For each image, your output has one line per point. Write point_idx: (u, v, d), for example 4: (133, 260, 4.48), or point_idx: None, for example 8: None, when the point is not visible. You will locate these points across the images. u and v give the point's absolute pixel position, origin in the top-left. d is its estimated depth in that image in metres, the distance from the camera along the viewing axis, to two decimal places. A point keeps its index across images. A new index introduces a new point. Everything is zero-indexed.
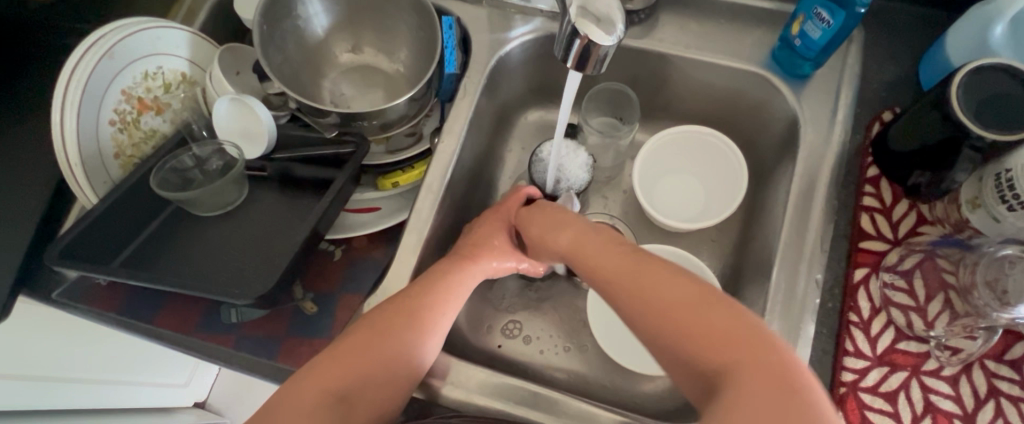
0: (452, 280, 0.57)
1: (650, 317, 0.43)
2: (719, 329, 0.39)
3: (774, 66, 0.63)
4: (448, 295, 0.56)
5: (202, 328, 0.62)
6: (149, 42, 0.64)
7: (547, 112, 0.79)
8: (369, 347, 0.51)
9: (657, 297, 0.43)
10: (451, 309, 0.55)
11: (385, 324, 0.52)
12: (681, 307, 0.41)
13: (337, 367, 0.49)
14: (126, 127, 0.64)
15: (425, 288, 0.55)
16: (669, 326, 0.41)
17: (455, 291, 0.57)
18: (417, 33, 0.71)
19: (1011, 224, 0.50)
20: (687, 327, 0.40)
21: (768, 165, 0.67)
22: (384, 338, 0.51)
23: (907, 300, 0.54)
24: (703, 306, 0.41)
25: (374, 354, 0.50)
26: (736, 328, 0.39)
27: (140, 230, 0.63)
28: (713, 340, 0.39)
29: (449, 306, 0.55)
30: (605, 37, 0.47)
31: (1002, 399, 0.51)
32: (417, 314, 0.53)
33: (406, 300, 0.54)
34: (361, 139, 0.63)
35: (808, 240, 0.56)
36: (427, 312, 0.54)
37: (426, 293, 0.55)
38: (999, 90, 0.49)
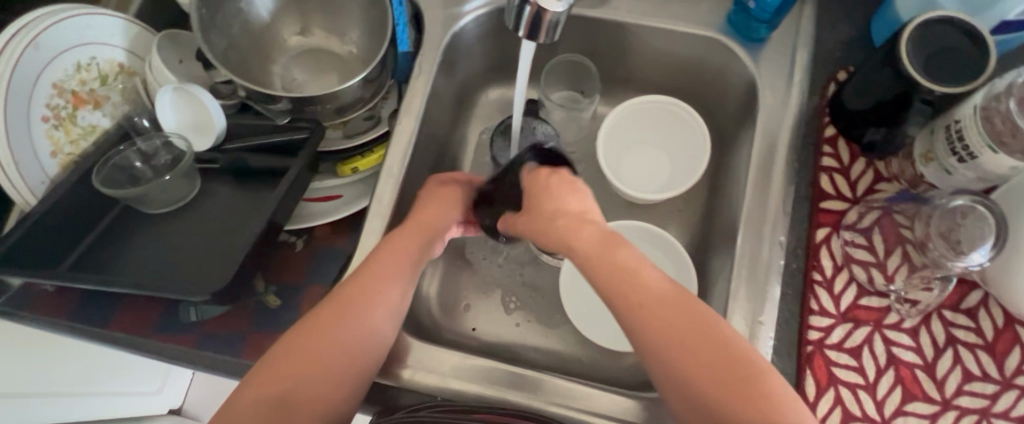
0: (399, 256, 0.54)
1: (662, 344, 0.42)
2: (689, 335, 0.42)
3: (730, 31, 0.63)
4: (395, 271, 0.53)
5: (160, 330, 0.61)
6: (79, 31, 0.60)
7: (507, 90, 0.77)
8: (313, 340, 0.48)
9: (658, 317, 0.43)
10: (391, 283, 0.52)
11: (330, 312, 0.49)
12: (665, 321, 0.42)
13: (284, 364, 0.46)
14: (62, 123, 0.60)
15: (376, 272, 0.52)
16: (655, 339, 0.42)
17: (400, 268, 0.53)
18: (366, 11, 0.68)
19: (962, 175, 0.51)
20: (683, 341, 0.41)
21: (730, 131, 0.68)
22: (345, 322, 0.49)
23: (868, 256, 0.56)
24: (695, 322, 0.42)
25: (332, 340, 0.48)
26: (705, 327, 0.42)
27: (87, 231, 0.60)
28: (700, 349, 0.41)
29: (398, 285, 0.53)
30: (553, 2, 0.45)
31: (959, 347, 0.53)
32: (362, 299, 0.50)
33: (350, 287, 0.51)
34: (315, 124, 0.61)
35: (771, 202, 0.57)
36: (371, 296, 0.51)
37: (376, 278, 0.52)
38: (946, 43, 0.50)
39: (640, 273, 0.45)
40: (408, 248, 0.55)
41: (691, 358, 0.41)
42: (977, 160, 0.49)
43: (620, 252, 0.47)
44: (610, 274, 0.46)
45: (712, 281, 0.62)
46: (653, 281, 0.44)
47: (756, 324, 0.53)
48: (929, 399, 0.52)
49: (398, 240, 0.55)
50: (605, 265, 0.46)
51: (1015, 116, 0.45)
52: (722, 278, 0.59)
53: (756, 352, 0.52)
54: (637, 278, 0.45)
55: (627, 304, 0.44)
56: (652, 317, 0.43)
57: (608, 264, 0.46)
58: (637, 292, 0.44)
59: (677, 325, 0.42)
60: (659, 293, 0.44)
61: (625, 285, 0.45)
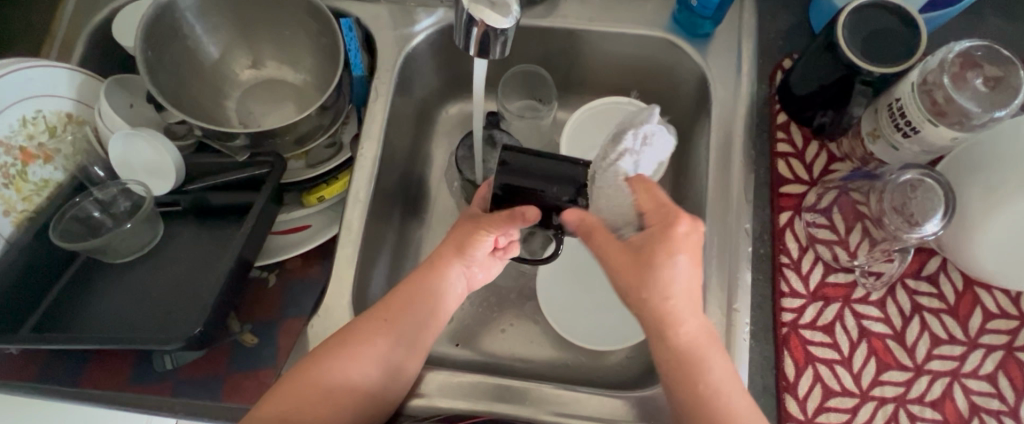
0: (426, 295, 0.54)
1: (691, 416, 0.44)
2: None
3: (676, 28, 0.65)
4: (416, 304, 0.53)
5: (135, 380, 0.60)
6: (20, 85, 0.58)
7: (465, 104, 0.77)
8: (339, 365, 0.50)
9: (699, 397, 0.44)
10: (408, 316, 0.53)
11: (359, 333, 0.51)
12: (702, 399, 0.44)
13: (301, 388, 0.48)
14: (12, 181, 0.59)
15: (394, 306, 0.53)
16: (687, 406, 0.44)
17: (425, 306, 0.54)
18: (317, 40, 0.68)
19: (908, 150, 0.54)
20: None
21: (687, 124, 0.69)
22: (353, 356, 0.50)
23: (830, 235, 0.58)
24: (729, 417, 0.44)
25: (344, 374, 0.49)
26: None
27: (49, 288, 0.59)
28: None
29: (422, 317, 0.53)
30: (500, 19, 0.46)
31: (925, 314, 0.55)
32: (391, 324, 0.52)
33: (387, 306, 0.53)
34: (276, 158, 0.60)
35: (733, 191, 0.59)
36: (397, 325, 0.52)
37: (394, 316, 0.52)
38: (880, 27, 0.52)
39: (722, 398, 0.44)
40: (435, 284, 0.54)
41: None
42: (920, 134, 0.51)
43: (705, 364, 0.44)
44: (680, 375, 0.45)
45: None
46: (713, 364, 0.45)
47: (733, 312, 0.54)
48: (902, 367, 0.53)
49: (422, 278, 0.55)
50: (682, 378, 0.44)
51: (950, 91, 0.48)
52: None
53: (735, 339, 0.53)
54: (712, 398, 0.44)
55: (673, 377, 0.45)
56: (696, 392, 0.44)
57: (685, 377, 0.44)
58: (695, 371, 0.44)
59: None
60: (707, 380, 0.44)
61: (683, 365, 0.44)
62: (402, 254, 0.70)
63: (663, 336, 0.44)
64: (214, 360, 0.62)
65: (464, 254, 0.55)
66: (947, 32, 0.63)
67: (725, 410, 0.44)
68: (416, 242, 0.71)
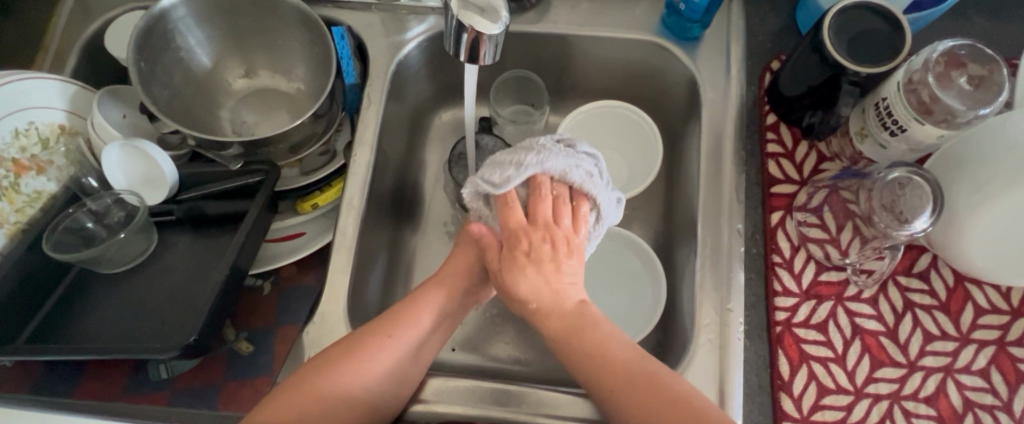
0: (430, 310, 0.54)
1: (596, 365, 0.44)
2: (614, 365, 0.44)
3: (665, 32, 0.65)
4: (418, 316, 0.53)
5: (131, 391, 0.60)
6: (12, 97, 0.58)
7: (458, 110, 0.78)
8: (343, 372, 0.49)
9: (591, 348, 0.44)
10: (407, 323, 0.52)
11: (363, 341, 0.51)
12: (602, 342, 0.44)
13: (305, 395, 0.48)
14: (5, 193, 0.59)
15: (397, 319, 0.52)
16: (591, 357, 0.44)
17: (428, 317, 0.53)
18: (309, 48, 0.68)
19: (896, 148, 0.54)
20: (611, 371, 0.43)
21: (678, 127, 0.70)
22: (357, 363, 0.50)
23: (821, 234, 0.58)
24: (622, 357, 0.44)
25: (350, 383, 0.49)
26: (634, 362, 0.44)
27: (44, 299, 0.59)
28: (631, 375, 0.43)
29: (419, 325, 0.53)
30: (490, 25, 0.47)
31: (917, 310, 0.55)
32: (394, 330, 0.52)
33: (391, 315, 0.53)
34: (269, 166, 0.60)
35: (724, 193, 0.59)
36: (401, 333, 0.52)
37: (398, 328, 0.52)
38: (864, 28, 0.52)
39: (607, 349, 0.44)
40: (439, 301, 0.54)
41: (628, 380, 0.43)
42: (907, 132, 0.51)
43: (583, 324, 0.45)
44: (564, 327, 0.45)
45: (679, 275, 0.63)
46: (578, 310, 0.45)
47: (726, 312, 0.55)
48: (896, 363, 0.54)
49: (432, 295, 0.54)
50: (568, 341, 0.45)
51: (935, 89, 0.48)
52: (687, 270, 0.61)
53: (729, 338, 0.54)
54: (595, 354, 0.44)
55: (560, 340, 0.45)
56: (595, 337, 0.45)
57: (568, 343, 0.45)
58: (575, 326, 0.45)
59: (645, 397, 0.42)
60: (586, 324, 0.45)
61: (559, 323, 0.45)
62: (397, 259, 0.70)
63: (544, 315, 0.45)
64: (209, 369, 0.62)
65: (474, 273, 0.56)
66: (933, 32, 0.64)
67: (610, 361, 0.44)
68: (411, 248, 0.72)
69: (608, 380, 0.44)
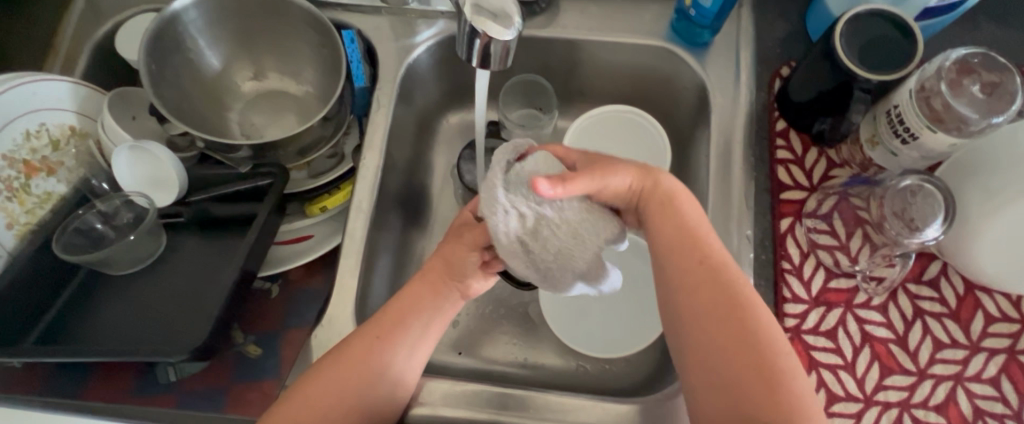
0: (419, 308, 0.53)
1: (688, 284, 0.46)
2: (712, 287, 0.45)
3: (674, 37, 0.65)
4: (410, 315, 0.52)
5: (139, 393, 0.60)
6: (23, 99, 0.59)
7: (467, 113, 0.77)
8: (334, 378, 0.49)
9: (698, 272, 0.46)
10: (403, 328, 0.52)
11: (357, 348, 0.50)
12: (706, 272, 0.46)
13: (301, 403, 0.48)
14: (15, 194, 0.59)
15: (390, 321, 0.52)
16: (693, 280, 0.46)
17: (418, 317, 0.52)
18: (319, 51, 0.68)
19: (908, 156, 0.54)
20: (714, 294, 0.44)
21: (687, 132, 0.69)
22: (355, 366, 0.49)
23: (831, 241, 0.58)
24: (725, 294, 0.45)
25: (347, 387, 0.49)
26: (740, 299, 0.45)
27: (54, 300, 0.59)
28: (732, 304, 0.44)
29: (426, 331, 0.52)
30: (503, 30, 0.47)
31: (927, 318, 0.55)
32: (387, 332, 0.51)
33: (383, 317, 0.52)
34: (279, 170, 0.60)
35: (733, 199, 0.59)
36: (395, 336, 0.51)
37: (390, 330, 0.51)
38: (876, 35, 0.52)
39: (700, 234, 0.48)
40: (441, 303, 0.53)
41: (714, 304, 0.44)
42: (919, 140, 0.51)
43: (684, 207, 0.49)
44: (684, 248, 0.47)
45: None
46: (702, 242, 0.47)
47: None
48: (906, 371, 0.53)
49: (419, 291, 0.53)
50: (666, 215, 0.49)
51: (948, 98, 0.48)
52: None
53: None
54: (699, 236, 0.48)
55: (677, 262, 0.47)
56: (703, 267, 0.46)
57: (666, 214, 0.49)
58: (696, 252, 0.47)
59: (723, 312, 0.44)
60: (700, 254, 0.46)
61: (688, 240, 0.47)
62: (404, 262, 0.70)
63: (646, 193, 0.50)
64: (217, 371, 0.62)
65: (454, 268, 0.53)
66: (943, 39, 0.64)
67: (708, 246, 0.47)
68: (418, 251, 0.72)
69: (700, 254, 0.47)
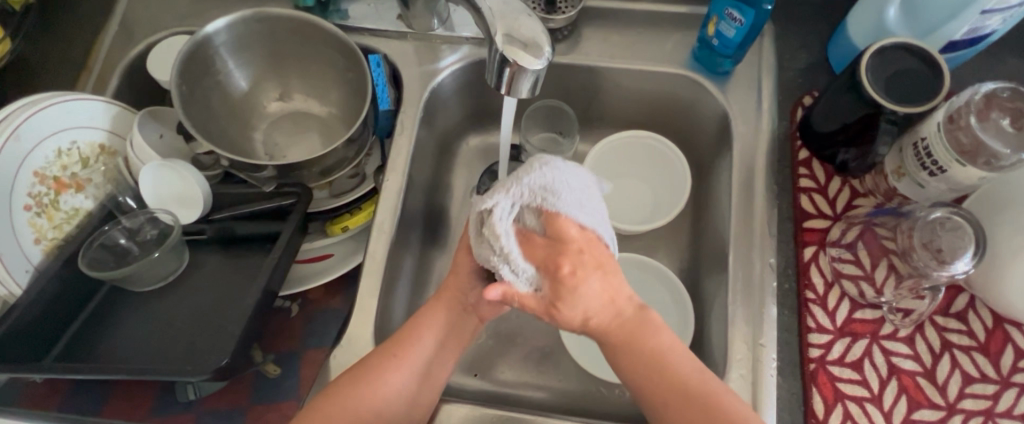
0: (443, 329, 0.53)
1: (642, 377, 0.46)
2: (660, 376, 0.46)
3: (696, 66, 0.66)
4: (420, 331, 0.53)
5: (159, 411, 0.60)
6: (59, 117, 0.60)
7: (487, 136, 0.78)
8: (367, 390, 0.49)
9: (645, 365, 0.46)
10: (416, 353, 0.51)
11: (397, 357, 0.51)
12: (651, 361, 0.46)
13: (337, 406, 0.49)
14: (44, 210, 0.60)
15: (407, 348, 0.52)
16: (643, 373, 0.46)
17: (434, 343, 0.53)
18: (345, 74, 0.69)
19: (935, 187, 0.54)
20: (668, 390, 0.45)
21: (708, 158, 0.70)
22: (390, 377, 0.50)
23: (856, 270, 0.57)
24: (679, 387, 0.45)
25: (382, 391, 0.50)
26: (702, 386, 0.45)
27: (76, 316, 0.59)
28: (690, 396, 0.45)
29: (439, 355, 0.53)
30: (533, 60, 0.48)
31: (955, 351, 0.54)
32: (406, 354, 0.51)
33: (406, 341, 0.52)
34: (302, 189, 0.61)
35: (756, 227, 0.59)
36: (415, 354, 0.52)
37: (400, 347, 0.52)
38: (902, 68, 0.53)
39: (669, 360, 0.46)
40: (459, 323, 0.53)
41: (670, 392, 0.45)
42: (947, 173, 0.52)
43: (648, 331, 0.46)
44: (619, 338, 0.47)
45: (708, 307, 0.62)
46: (645, 327, 0.46)
47: (758, 347, 0.54)
48: (934, 405, 0.52)
49: (436, 314, 0.53)
50: (625, 343, 0.46)
51: (977, 132, 0.49)
52: (717, 303, 0.60)
53: (761, 374, 0.53)
54: (663, 364, 0.46)
55: (621, 355, 0.47)
56: (649, 358, 0.46)
57: (629, 348, 0.46)
58: (637, 345, 0.46)
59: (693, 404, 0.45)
60: (642, 338, 0.46)
61: (624, 337, 0.46)
62: (421, 284, 0.69)
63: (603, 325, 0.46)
64: (236, 390, 0.62)
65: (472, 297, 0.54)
66: (966, 72, 0.64)
67: (678, 374, 0.45)
68: (435, 272, 0.71)
69: (675, 392, 0.45)
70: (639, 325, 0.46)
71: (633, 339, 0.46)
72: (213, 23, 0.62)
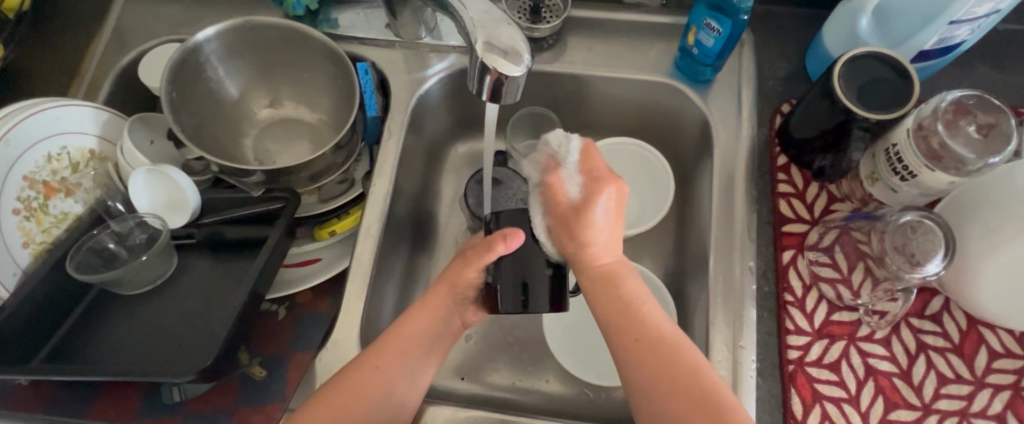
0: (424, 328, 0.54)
1: (610, 318, 0.47)
2: (627, 315, 0.47)
3: (678, 74, 0.68)
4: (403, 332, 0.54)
5: (143, 414, 0.60)
6: (50, 122, 0.61)
7: (475, 143, 0.79)
8: (347, 395, 0.50)
9: (617, 305, 0.47)
10: (399, 359, 0.52)
11: (378, 358, 0.52)
12: (622, 302, 0.48)
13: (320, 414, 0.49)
14: (33, 214, 0.61)
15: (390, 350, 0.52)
16: (610, 312, 0.47)
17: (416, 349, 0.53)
18: (334, 82, 0.70)
19: (907, 192, 0.56)
20: (637, 332, 0.46)
21: (691, 164, 0.71)
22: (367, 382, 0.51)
23: (833, 273, 0.58)
24: (645, 328, 0.47)
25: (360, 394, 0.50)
26: (665, 332, 0.47)
27: (63, 319, 0.60)
28: (653, 338, 0.46)
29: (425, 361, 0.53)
30: (513, 67, 0.48)
31: (930, 353, 0.55)
32: (388, 357, 0.52)
33: (388, 344, 0.52)
34: (290, 194, 0.62)
35: (736, 231, 0.60)
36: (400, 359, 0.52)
37: (380, 347, 0.52)
38: (873, 77, 0.55)
39: (639, 305, 0.48)
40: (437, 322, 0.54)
41: (636, 333, 0.46)
42: (917, 178, 0.53)
43: (622, 279, 0.49)
44: (593, 279, 0.49)
45: (691, 310, 0.63)
46: (624, 271, 0.49)
47: (738, 348, 0.55)
48: (910, 405, 0.53)
49: (421, 315, 0.54)
50: (600, 285, 0.48)
51: (946, 138, 0.51)
52: (699, 306, 0.61)
53: (741, 375, 0.54)
54: (636, 309, 0.47)
55: (596, 296, 0.48)
56: (621, 297, 0.48)
57: (604, 289, 0.48)
58: (610, 288, 0.48)
59: (654, 350, 0.46)
60: (615, 280, 0.48)
61: (600, 277, 0.48)
62: (408, 288, 0.70)
63: (584, 262, 0.49)
64: (222, 393, 0.62)
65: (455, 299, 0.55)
66: (940, 82, 0.66)
67: (648, 321, 0.47)
68: (423, 276, 0.72)
69: (637, 331, 0.46)
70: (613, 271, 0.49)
71: (608, 280, 0.48)
72: (204, 31, 0.64)
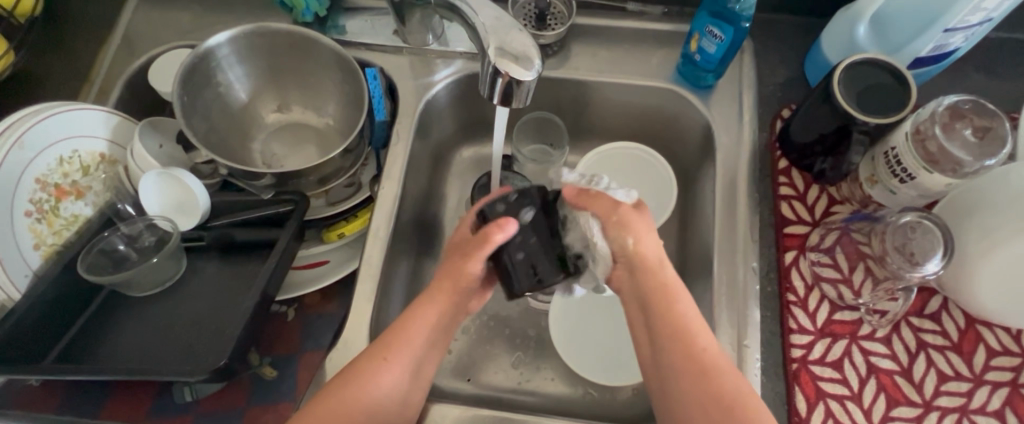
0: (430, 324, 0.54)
1: (664, 336, 0.49)
2: (679, 334, 0.49)
3: (680, 80, 0.69)
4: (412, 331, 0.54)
5: (153, 415, 0.61)
6: (62, 126, 0.61)
7: (480, 148, 0.80)
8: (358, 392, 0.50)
9: (670, 325, 0.49)
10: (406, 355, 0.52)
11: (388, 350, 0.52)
12: (676, 322, 0.49)
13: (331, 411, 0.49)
14: (45, 216, 0.61)
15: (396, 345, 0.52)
16: (666, 332, 0.49)
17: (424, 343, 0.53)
18: (341, 87, 0.71)
19: (905, 194, 0.57)
20: (686, 351, 0.48)
21: (693, 168, 0.72)
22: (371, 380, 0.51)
23: (834, 274, 0.60)
24: (696, 348, 0.48)
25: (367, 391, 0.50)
26: (715, 354, 0.48)
27: (74, 319, 0.60)
28: (701, 359, 0.48)
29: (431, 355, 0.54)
30: (524, 73, 0.50)
31: (930, 351, 0.56)
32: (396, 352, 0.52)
33: (393, 339, 0.53)
34: (300, 197, 0.62)
35: (739, 233, 0.61)
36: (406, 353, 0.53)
37: (394, 347, 0.52)
38: (871, 82, 0.56)
39: (692, 324, 0.49)
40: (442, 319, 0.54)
41: (688, 353, 0.48)
42: (915, 180, 0.55)
43: (676, 295, 0.50)
44: (654, 294, 0.51)
45: None
46: (679, 290, 0.51)
47: (743, 348, 0.56)
48: (912, 402, 0.54)
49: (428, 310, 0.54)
50: (660, 304, 0.50)
51: (943, 141, 0.52)
52: (702, 306, 0.62)
53: (746, 374, 0.55)
54: (689, 325, 0.49)
55: (652, 314, 0.50)
56: (681, 316, 0.49)
57: (662, 305, 0.50)
58: (665, 306, 0.50)
59: (701, 369, 0.47)
60: (669, 297, 0.50)
61: (659, 295, 0.50)
62: (415, 290, 0.71)
63: (643, 272, 0.51)
64: (231, 393, 0.63)
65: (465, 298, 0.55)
66: (935, 88, 0.68)
67: (699, 342, 0.48)
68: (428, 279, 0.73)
69: (694, 349, 0.48)
70: (672, 288, 0.51)
71: (666, 298, 0.50)
72: (215, 37, 0.65)
